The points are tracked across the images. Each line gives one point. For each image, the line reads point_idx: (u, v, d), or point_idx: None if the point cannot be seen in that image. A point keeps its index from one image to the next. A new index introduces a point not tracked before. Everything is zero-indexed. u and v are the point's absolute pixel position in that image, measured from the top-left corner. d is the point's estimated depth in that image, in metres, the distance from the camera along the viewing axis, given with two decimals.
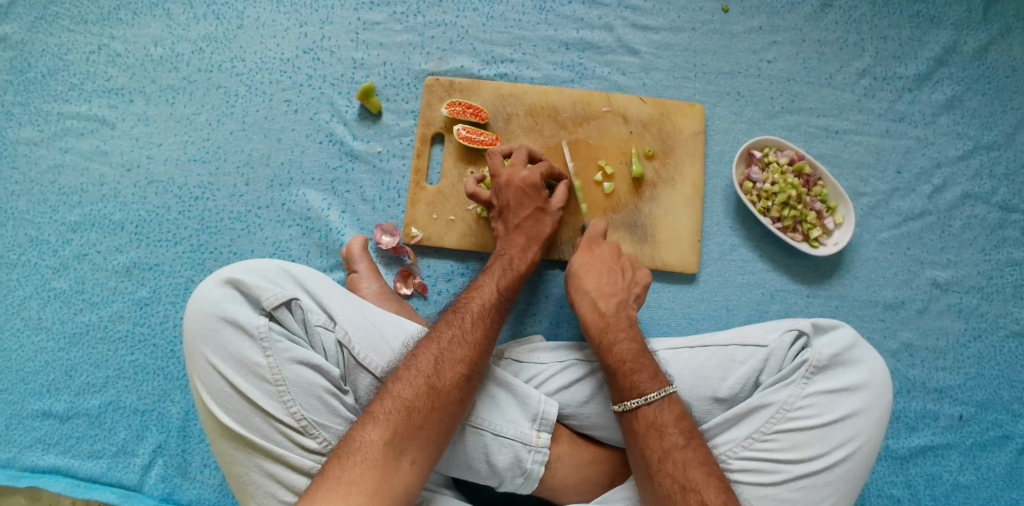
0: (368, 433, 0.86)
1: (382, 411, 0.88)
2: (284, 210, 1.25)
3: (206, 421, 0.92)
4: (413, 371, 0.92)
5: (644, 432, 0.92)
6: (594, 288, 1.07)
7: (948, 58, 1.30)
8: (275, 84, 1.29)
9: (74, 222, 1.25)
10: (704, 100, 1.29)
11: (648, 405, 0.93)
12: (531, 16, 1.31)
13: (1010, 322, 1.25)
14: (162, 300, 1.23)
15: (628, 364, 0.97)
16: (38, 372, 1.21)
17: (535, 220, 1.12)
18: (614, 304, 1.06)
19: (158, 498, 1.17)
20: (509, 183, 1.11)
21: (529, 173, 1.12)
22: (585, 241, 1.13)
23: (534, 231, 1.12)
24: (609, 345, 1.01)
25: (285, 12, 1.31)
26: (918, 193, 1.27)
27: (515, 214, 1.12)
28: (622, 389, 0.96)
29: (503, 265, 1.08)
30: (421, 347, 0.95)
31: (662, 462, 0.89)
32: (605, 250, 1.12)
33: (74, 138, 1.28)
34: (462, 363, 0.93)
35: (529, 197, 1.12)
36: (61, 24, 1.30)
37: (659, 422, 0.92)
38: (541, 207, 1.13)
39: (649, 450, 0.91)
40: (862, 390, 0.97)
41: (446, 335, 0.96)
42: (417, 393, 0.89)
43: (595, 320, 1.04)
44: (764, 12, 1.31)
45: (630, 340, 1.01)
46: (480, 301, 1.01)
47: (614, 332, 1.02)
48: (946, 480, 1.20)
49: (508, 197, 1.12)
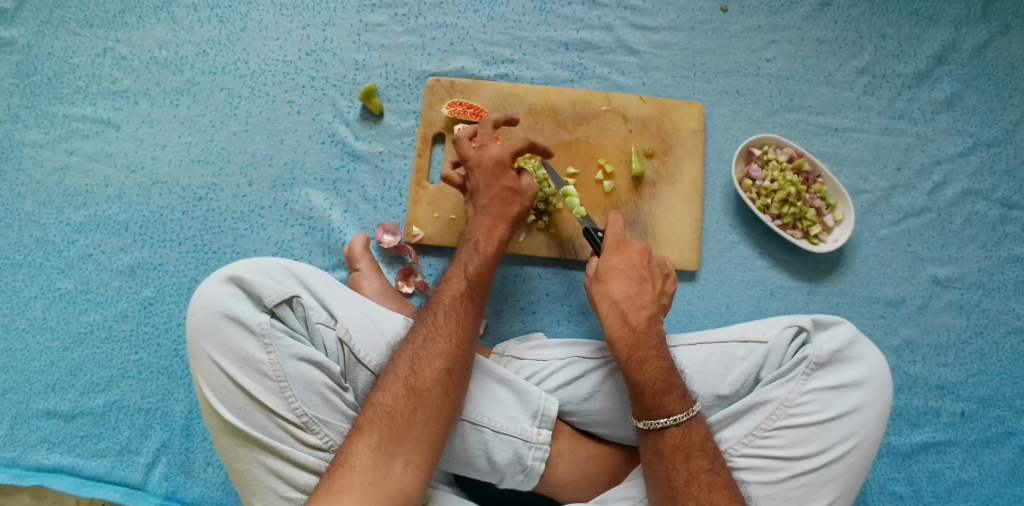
0: (354, 442, 0.87)
1: (365, 421, 0.89)
2: (287, 210, 1.26)
3: (209, 417, 0.93)
4: (392, 376, 0.92)
5: (670, 453, 0.91)
6: (623, 298, 1.02)
7: (947, 56, 1.30)
8: (278, 85, 1.30)
9: (79, 222, 1.26)
10: (703, 99, 1.29)
11: (676, 426, 0.92)
12: (531, 17, 1.32)
13: (1012, 318, 1.24)
14: (166, 299, 1.24)
15: (659, 384, 0.94)
16: (44, 371, 1.22)
17: (503, 200, 1.09)
18: (644, 318, 1.01)
19: (162, 496, 1.18)
20: (480, 162, 1.10)
21: (499, 151, 1.09)
22: (613, 241, 1.06)
23: (501, 210, 1.08)
24: (638, 364, 0.96)
25: (287, 15, 1.32)
26: (918, 190, 1.27)
27: (483, 195, 1.09)
28: (651, 407, 0.93)
29: (469, 251, 1.06)
30: (399, 350, 0.95)
31: (688, 485, 0.89)
32: (634, 250, 1.06)
33: (79, 140, 1.29)
34: (439, 358, 0.93)
35: (498, 175, 1.09)
36: (66, 28, 1.32)
37: (686, 444, 0.92)
38: (513, 188, 1.09)
39: (675, 472, 0.90)
40: (861, 387, 0.97)
41: (420, 333, 0.96)
42: (398, 397, 0.90)
43: (625, 334, 0.99)
44: (763, 12, 1.31)
45: (660, 359, 0.97)
46: (452, 293, 1.00)
47: (643, 350, 0.98)
48: (949, 476, 1.20)
49: (478, 179, 1.10)
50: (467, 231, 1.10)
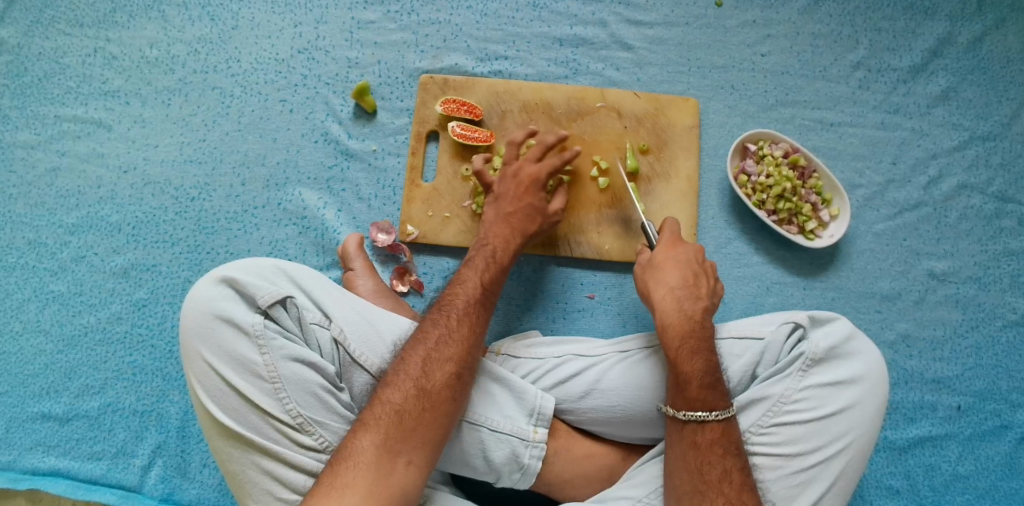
0: (358, 439, 0.86)
1: (372, 417, 0.88)
2: (281, 210, 1.26)
3: (203, 419, 0.92)
4: (402, 375, 0.91)
5: (707, 447, 0.91)
6: (679, 286, 1.01)
7: (942, 49, 1.29)
8: (270, 84, 1.30)
9: (72, 224, 1.26)
10: (698, 94, 1.29)
11: (718, 422, 0.92)
12: (524, 13, 1.31)
13: (1008, 311, 1.24)
14: (159, 300, 1.24)
15: (705, 378, 0.93)
16: (39, 374, 1.22)
17: (525, 216, 1.12)
18: (700, 309, 0.99)
19: (158, 498, 1.17)
20: (517, 174, 1.13)
21: (537, 170, 1.13)
22: (670, 237, 1.07)
23: (522, 225, 1.11)
24: (689, 354, 0.95)
25: (279, 12, 1.31)
26: (914, 184, 1.26)
27: (508, 205, 1.12)
28: (694, 398, 0.92)
29: (487, 258, 1.07)
30: (409, 349, 0.94)
31: (721, 481, 0.89)
32: (689, 248, 1.05)
33: (71, 141, 1.28)
34: (451, 363, 0.93)
35: (528, 192, 1.12)
36: (56, 28, 1.31)
37: (724, 440, 0.91)
38: (536, 206, 1.13)
39: (709, 467, 0.90)
40: (858, 383, 0.97)
41: (433, 335, 0.95)
42: (407, 397, 0.89)
43: (681, 323, 0.97)
44: (757, 6, 1.31)
45: (709, 353, 0.96)
46: (465, 298, 1.00)
47: (695, 341, 0.96)
48: (945, 470, 1.20)
49: (506, 188, 1.13)
50: (481, 231, 1.12)
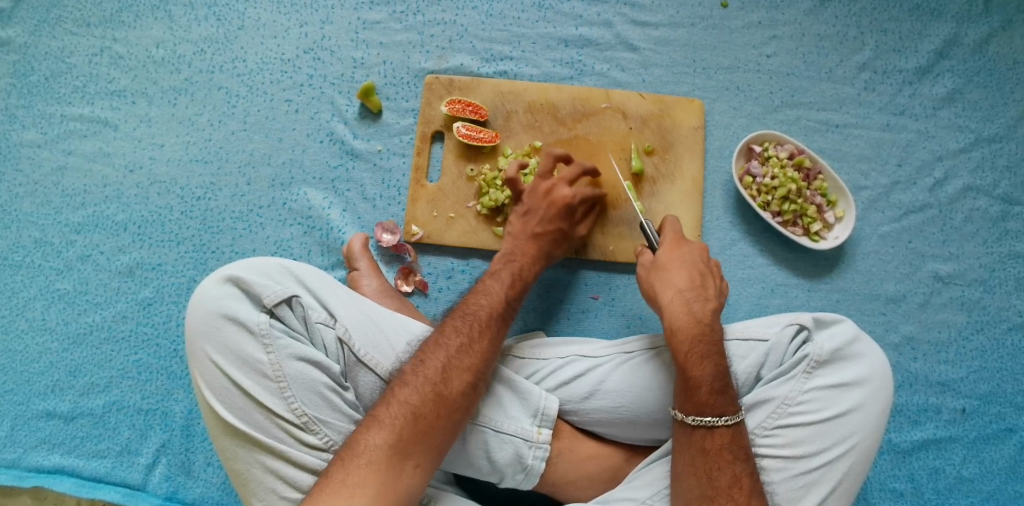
0: (370, 436, 0.85)
1: (388, 416, 0.87)
2: (286, 209, 1.26)
3: (209, 417, 0.93)
4: (421, 376, 0.91)
5: (716, 453, 0.90)
6: (687, 288, 1.01)
7: (948, 51, 1.29)
8: (276, 84, 1.30)
9: (78, 223, 1.26)
10: (703, 95, 1.29)
11: (727, 427, 0.91)
12: (530, 13, 1.31)
13: (1013, 314, 1.24)
14: (164, 299, 1.24)
15: (714, 383, 0.93)
16: (44, 372, 1.22)
17: (552, 240, 1.14)
18: (710, 311, 0.99)
19: (163, 497, 1.18)
20: (551, 199, 1.14)
21: (571, 196, 1.14)
22: (672, 237, 1.06)
23: (547, 250, 1.14)
24: (699, 359, 0.94)
25: (284, 13, 1.31)
26: (920, 186, 1.26)
27: (537, 223, 1.13)
28: (703, 403, 0.91)
29: (509, 270, 1.08)
30: (429, 353, 0.94)
31: (730, 487, 0.88)
32: (693, 247, 1.05)
33: (77, 140, 1.29)
34: (469, 372, 0.93)
35: (559, 216, 1.14)
36: (63, 27, 1.31)
37: (734, 446, 0.91)
38: (564, 231, 1.14)
39: (718, 472, 0.89)
40: (861, 386, 0.97)
41: (454, 343, 0.95)
42: (424, 400, 0.89)
43: (692, 325, 0.97)
44: (762, 7, 1.31)
45: (719, 357, 0.95)
46: (488, 309, 1.00)
47: (706, 344, 0.96)
48: (949, 473, 1.20)
49: (538, 209, 1.14)
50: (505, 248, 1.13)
